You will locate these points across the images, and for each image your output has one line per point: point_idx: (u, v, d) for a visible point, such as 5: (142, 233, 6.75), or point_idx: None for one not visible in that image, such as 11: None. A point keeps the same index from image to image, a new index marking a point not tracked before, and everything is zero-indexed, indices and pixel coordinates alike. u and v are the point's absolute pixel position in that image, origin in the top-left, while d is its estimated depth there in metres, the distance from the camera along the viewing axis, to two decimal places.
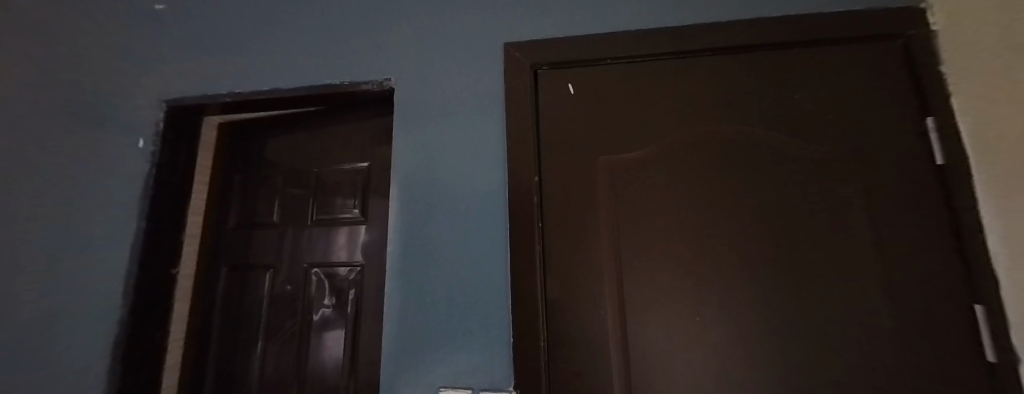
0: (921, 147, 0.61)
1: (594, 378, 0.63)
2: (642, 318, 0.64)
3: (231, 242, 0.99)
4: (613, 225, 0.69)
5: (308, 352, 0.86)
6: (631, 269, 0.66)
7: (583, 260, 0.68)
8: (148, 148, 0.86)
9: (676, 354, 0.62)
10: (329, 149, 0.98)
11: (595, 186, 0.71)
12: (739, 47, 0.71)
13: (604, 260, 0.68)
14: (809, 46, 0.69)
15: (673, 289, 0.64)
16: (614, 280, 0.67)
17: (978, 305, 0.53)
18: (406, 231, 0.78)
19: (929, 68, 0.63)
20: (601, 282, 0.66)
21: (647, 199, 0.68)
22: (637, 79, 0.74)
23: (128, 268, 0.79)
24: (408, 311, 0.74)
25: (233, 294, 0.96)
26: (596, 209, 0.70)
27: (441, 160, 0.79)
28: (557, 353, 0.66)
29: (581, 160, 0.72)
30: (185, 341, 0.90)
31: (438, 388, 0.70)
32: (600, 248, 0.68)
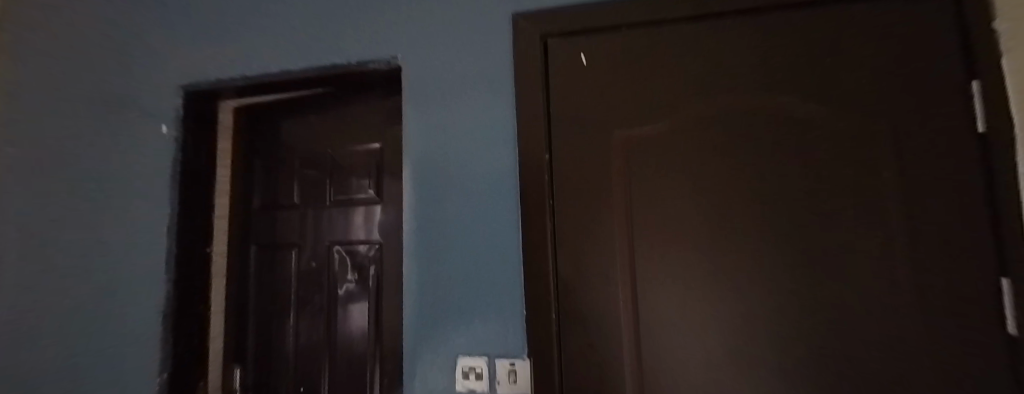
0: (963, 114, 0.56)
1: (604, 347, 0.66)
2: (651, 292, 0.66)
3: (258, 223, 1.03)
4: (625, 202, 0.69)
5: (336, 323, 0.92)
6: (642, 245, 0.67)
7: (594, 237, 0.69)
8: (171, 133, 0.89)
9: (684, 327, 0.63)
10: (342, 130, 0.99)
11: (607, 163, 0.70)
12: (764, 10, 0.66)
13: (615, 236, 0.68)
14: (844, 4, 0.64)
15: (683, 264, 0.65)
16: (624, 255, 0.67)
17: (1005, 278, 0.52)
18: (420, 210, 0.80)
19: (982, 24, 0.57)
20: (612, 258, 0.67)
21: (660, 174, 0.67)
22: (654, 47, 0.70)
23: (168, 248, 0.85)
24: (425, 287, 0.78)
25: (264, 272, 1.01)
26: (608, 186, 0.69)
27: (451, 139, 0.79)
28: (569, 325, 0.68)
29: (593, 136, 0.71)
30: (225, 313, 0.99)
31: (457, 356, 0.74)
32: (612, 224, 0.68)
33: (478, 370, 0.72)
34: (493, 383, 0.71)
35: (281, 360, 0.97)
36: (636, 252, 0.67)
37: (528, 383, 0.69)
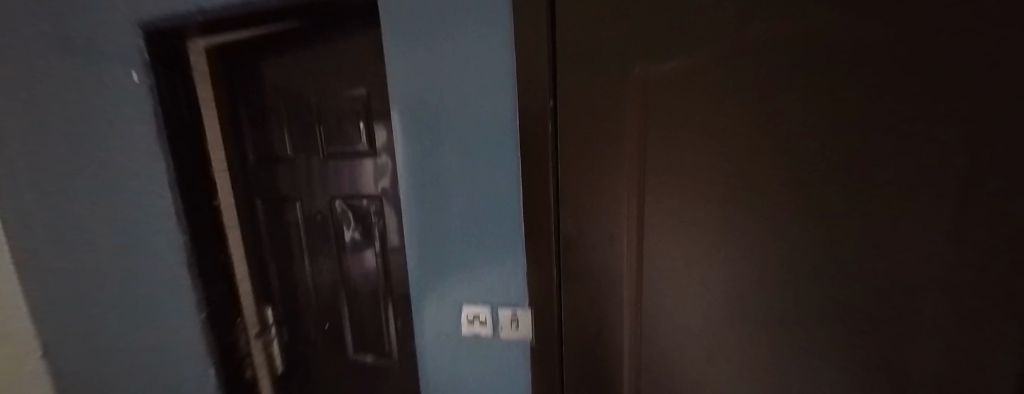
0: None
1: (604, 299, 0.68)
2: (656, 254, 0.64)
3: (257, 176, 1.01)
4: (636, 160, 0.61)
5: (348, 271, 0.97)
6: (650, 207, 0.62)
7: (600, 195, 0.64)
8: (143, 79, 0.87)
9: (687, 288, 0.63)
10: (323, 73, 0.89)
11: (618, 113, 0.60)
12: None
13: (622, 197, 0.63)
14: None
15: (696, 229, 0.60)
16: (630, 217, 0.63)
17: None
18: (415, 165, 0.75)
19: None
20: (617, 219, 0.64)
21: (683, 128, 0.56)
22: None
23: (173, 195, 0.92)
24: (427, 242, 0.78)
25: (274, 223, 1.02)
26: (617, 140, 0.61)
27: (441, 85, 0.70)
28: (570, 280, 0.69)
29: (603, 78, 0.59)
30: (248, 262, 1.04)
31: (461, 305, 0.78)
32: (619, 183, 0.62)
33: (481, 317, 0.76)
34: (496, 328, 0.76)
35: (307, 302, 1.04)
36: (643, 214, 0.62)
37: (528, 330, 0.73)
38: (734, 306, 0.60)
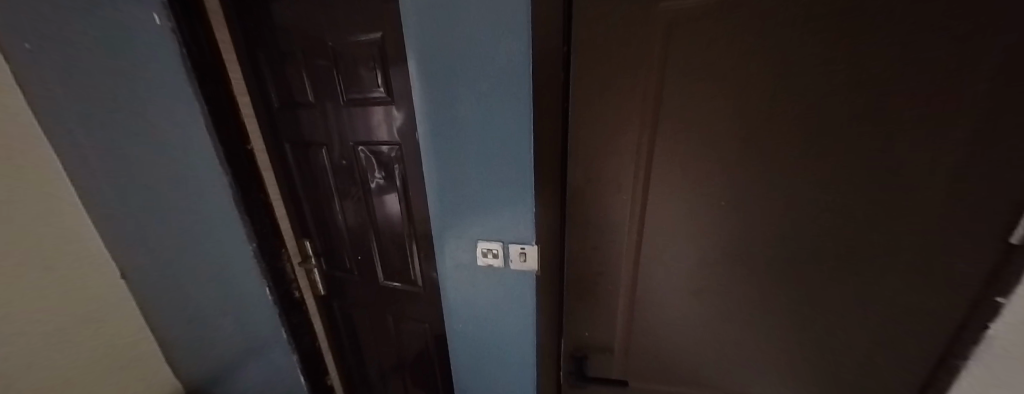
0: None
1: (608, 241, 0.76)
2: (658, 202, 0.70)
3: (284, 120, 1.07)
4: (647, 114, 0.65)
5: (374, 210, 1.07)
6: (656, 157, 0.67)
7: (610, 145, 0.68)
8: (167, 24, 0.84)
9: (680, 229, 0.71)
10: (336, 16, 0.88)
11: (637, 65, 0.62)
12: None
13: (629, 150, 0.68)
14: None
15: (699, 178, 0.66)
16: (635, 167, 0.69)
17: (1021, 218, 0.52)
18: (432, 113, 0.79)
19: None
20: (622, 168, 0.69)
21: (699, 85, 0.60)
22: None
23: (214, 145, 0.95)
24: (445, 186, 0.85)
25: (303, 166, 1.12)
26: (629, 94, 0.64)
27: (457, 31, 0.71)
28: (575, 223, 0.76)
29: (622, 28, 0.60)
30: (285, 198, 1.17)
31: (477, 241, 0.87)
32: (625, 135, 0.67)
33: (495, 251, 0.86)
34: (508, 260, 0.86)
35: (339, 238, 1.17)
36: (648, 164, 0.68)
37: (537, 263, 0.83)
38: (728, 246, 0.70)
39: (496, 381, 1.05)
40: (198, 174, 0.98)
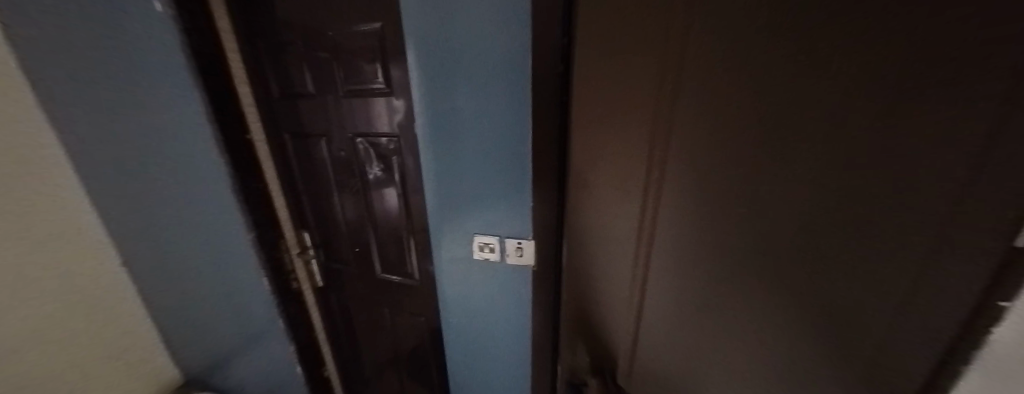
0: None
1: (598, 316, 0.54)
2: (693, 289, 0.43)
3: (283, 111, 1.07)
4: (683, 155, 0.39)
5: (371, 203, 1.06)
6: (694, 223, 0.41)
7: (601, 190, 0.46)
8: (169, 12, 0.84)
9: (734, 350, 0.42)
10: (336, 6, 0.88)
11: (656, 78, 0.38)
12: None
13: (650, 209, 0.44)
14: None
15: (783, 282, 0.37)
16: (656, 229, 0.44)
17: None
18: (430, 105, 0.79)
19: None
20: (636, 224, 0.45)
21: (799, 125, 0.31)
22: None
23: (214, 134, 0.96)
24: (443, 178, 0.84)
25: (302, 157, 1.12)
26: (653, 129, 0.40)
27: (456, 22, 0.70)
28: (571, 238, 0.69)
29: (639, 11, 0.37)
30: (284, 190, 1.16)
31: (473, 234, 0.87)
32: (640, 184, 0.43)
33: (491, 245, 0.85)
34: (503, 255, 0.86)
35: (336, 229, 1.17)
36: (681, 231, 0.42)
37: (533, 258, 0.83)
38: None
39: (490, 376, 1.05)
40: (202, 167, 1.00)
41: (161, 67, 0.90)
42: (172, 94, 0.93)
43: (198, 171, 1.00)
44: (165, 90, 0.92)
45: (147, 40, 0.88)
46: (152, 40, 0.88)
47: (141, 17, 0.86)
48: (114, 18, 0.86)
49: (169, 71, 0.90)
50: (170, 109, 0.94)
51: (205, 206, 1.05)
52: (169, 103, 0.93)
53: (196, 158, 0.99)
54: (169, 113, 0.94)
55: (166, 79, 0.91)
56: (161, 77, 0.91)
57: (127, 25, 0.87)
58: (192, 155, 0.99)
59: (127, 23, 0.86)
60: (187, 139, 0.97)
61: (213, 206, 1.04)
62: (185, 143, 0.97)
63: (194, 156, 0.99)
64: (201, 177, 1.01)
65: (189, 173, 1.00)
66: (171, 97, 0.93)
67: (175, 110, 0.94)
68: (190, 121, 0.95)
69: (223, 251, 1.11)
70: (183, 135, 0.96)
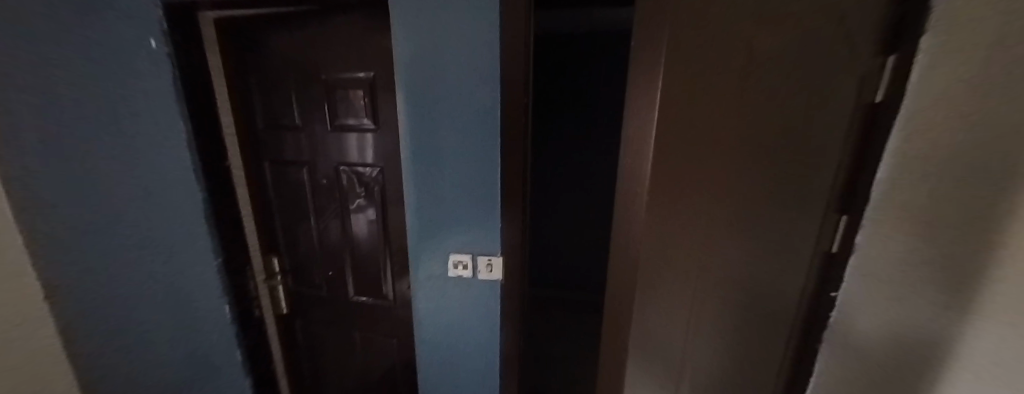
0: None
1: None
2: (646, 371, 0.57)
3: (265, 141, 1.14)
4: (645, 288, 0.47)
5: (348, 226, 1.14)
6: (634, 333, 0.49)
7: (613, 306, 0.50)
8: (164, 51, 0.91)
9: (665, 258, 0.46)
10: (329, 55, 1.01)
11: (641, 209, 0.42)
12: None
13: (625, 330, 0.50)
14: None
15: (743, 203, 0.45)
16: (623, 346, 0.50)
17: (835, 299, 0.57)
18: (414, 144, 0.92)
19: None
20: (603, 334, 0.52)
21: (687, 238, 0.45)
22: None
23: (192, 162, 1.00)
24: (423, 205, 0.96)
25: (279, 184, 1.17)
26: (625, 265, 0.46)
27: (438, 75, 0.86)
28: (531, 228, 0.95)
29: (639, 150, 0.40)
30: (256, 216, 1.19)
31: (449, 254, 0.98)
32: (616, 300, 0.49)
33: (465, 262, 0.97)
34: (475, 271, 0.98)
35: (307, 253, 1.21)
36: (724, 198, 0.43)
37: (501, 272, 0.96)
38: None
39: (461, 388, 1.12)
40: (177, 200, 1.02)
41: (148, 109, 0.95)
42: (156, 135, 0.97)
43: (173, 204, 1.02)
44: (150, 133, 0.96)
45: (138, 86, 0.93)
46: (141, 85, 0.93)
47: (133, 66, 0.92)
48: (113, 72, 0.91)
49: (156, 109, 0.95)
50: (152, 152, 0.97)
51: (175, 246, 1.05)
52: (152, 144, 0.97)
53: (172, 193, 1.01)
54: (151, 156, 0.97)
55: (150, 121, 0.95)
56: (148, 121, 0.95)
57: (120, 75, 0.91)
58: (167, 194, 1.01)
59: (121, 74, 0.91)
60: (165, 176, 1.00)
61: (185, 242, 1.05)
62: (162, 182, 1.00)
63: (171, 188, 1.01)
64: (175, 214, 1.03)
65: (161, 212, 1.01)
66: (156, 138, 0.97)
67: (156, 150, 0.97)
68: (170, 155, 0.98)
69: (184, 291, 1.08)
70: (163, 174, 0.99)
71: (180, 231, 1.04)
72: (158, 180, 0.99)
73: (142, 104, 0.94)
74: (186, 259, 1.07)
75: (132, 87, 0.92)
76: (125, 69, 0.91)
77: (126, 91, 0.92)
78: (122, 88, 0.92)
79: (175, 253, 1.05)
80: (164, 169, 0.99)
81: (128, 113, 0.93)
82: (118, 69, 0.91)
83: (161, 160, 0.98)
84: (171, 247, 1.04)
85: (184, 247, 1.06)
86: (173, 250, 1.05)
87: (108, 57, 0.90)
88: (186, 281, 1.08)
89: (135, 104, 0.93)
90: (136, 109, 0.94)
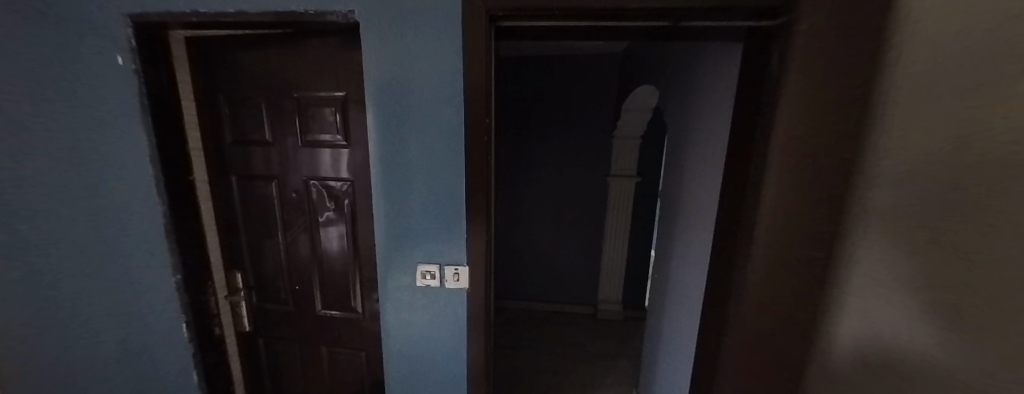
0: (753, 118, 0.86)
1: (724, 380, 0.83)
2: None
3: (232, 156, 1.14)
4: None
5: (317, 239, 1.15)
6: None
7: None
8: (130, 66, 0.95)
9: None
10: (301, 74, 1.06)
11: None
12: (663, 14, 0.86)
13: None
14: (703, 18, 0.86)
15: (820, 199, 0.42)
16: None
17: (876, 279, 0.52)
18: (384, 159, 0.97)
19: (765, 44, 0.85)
20: None
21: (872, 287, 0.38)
22: (565, 16, 0.87)
23: (155, 173, 1.01)
24: (392, 216, 1.01)
25: (246, 198, 1.16)
26: None
27: (407, 96, 0.93)
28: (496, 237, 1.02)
29: None
30: (219, 231, 1.18)
31: (417, 263, 1.02)
32: None
33: (432, 272, 1.01)
34: (443, 281, 1.02)
35: (273, 267, 1.20)
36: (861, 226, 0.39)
37: (467, 281, 1.01)
38: None
39: None
40: (133, 209, 1.03)
41: (111, 121, 0.98)
42: (115, 146, 1.00)
43: (132, 213, 1.04)
44: (111, 144, 0.99)
45: (100, 99, 0.97)
46: (104, 98, 0.97)
47: (98, 80, 0.96)
48: (78, 84, 0.95)
49: (119, 122, 0.98)
50: (110, 161, 1.00)
51: (131, 253, 1.06)
52: (111, 155, 1.00)
53: (130, 203, 1.03)
54: (109, 164, 1.00)
55: (111, 132, 0.98)
56: (109, 133, 0.98)
57: (85, 88, 0.96)
58: (124, 202, 1.03)
59: (86, 87, 0.96)
60: (122, 186, 1.02)
61: (141, 251, 1.06)
62: (118, 191, 1.02)
63: (130, 198, 1.03)
64: (130, 223, 1.04)
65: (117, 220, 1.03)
66: (115, 149, 1.00)
67: (116, 159, 1.00)
68: (130, 166, 1.01)
69: (140, 297, 1.09)
70: (118, 183, 1.01)
71: (135, 240, 1.05)
72: (118, 189, 1.02)
73: (103, 116, 0.97)
74: (140, 267, 1.07)
75: (94, 100, 0.97)
76: (89, 82, 0.96)
77: (88, 104, 0.96)
78: (86, 100, 0.96)
79: (130, 261, 1.07)
80: (121, 179, 1.01)
81: (92, 124, 0.97)
82: (82, 83, 0.95)
83: (121, 170, 1.01)
84: (127, 254, 1.06)
85: (140, 256, 1.07)
86: (130, 258, 1.06)
87: (76, 70, 0.95)
88: (140, 289, 1.09)
89: (98, 115, 0.97)
90: (99, 120, 0.97)
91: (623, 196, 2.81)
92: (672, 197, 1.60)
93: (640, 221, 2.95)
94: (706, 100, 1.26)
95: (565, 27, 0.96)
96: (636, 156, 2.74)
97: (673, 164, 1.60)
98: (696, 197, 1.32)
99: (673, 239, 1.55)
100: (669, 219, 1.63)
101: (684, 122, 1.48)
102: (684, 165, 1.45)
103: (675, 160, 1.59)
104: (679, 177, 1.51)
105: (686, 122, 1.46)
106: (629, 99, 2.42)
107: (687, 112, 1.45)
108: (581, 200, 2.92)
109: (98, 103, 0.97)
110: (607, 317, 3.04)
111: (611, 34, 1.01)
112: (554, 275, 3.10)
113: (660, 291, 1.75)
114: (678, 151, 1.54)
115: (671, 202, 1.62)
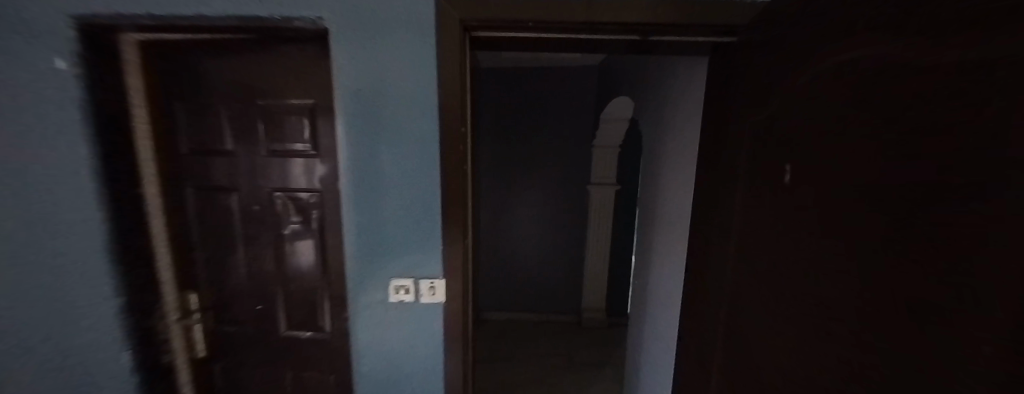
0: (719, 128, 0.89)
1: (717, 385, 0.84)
2: None
3: (188, 167, 1.06)
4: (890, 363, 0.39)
5: (284, 253, 1.08)
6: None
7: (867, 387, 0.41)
8: (72, 71, 0.88)
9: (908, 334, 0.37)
10: (267, 81, 1.01)
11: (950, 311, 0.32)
12: (634, 27, 0.88)
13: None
14: (671, 32, 0.89)
15: (908, 200, 0.35)
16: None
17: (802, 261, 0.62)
18: (355, 169, 0.93)
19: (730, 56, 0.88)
20: None
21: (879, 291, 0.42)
22: (538, 27, 0.88)
23: (97, 187, 0.93)
24: (364, 228, 0.96)
25: (204, 212, 1.08)
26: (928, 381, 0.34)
27: (380, 102, 0.91)
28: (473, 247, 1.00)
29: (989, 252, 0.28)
30: (171, 250, 1.08)
31: (391, 278, 0.98)
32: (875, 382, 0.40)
33: (407, 286, 0.97)
34: (418, 295, 0.98)
35: (233, 286, 1.11)
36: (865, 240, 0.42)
37: (444, 294, 0.97)
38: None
39: None
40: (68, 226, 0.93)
41: (49, 129, 0.90)
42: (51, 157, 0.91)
43: (67, 232, 0.94)
44: (46, 154, 0.91)
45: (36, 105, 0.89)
46: (41, 104, 0.89)
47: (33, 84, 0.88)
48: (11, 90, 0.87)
49: (57, 130, 0.90)
50: (46, 173, 0.91)
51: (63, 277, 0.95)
52: (46, 166, 0.91)
53: (65, 220, 0.93)
54: (45, 176, 0.91)
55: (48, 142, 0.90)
56: (45, 143, 0.90)
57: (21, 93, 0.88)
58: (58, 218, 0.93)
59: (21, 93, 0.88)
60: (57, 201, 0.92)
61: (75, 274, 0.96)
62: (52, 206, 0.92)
63: (65, 215, 0.93)
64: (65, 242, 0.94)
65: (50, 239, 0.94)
66: (51, 160, 0.91)
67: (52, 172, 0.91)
68: (67, 179, 0.92)
69: (73, 325, 0.98)
70: (53, 197, 0.92)
71: (71, 260, 0.96)
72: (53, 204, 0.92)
73: (39, 124, 0.90)
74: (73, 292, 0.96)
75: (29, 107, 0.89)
76: (23, 88, 0.88)
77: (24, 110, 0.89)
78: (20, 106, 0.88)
79: (63, 285, 0.96)
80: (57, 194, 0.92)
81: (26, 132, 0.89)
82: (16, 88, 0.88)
83: (56, 184, 0.92)
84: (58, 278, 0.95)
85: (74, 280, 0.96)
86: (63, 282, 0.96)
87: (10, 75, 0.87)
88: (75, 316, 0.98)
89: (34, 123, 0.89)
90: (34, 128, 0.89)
91: (603, 204, 2.85)
92: (649, 207, 1.63)
93: (620, 228, 2.99)
94: (678, 111, 1.30)
95: (541, 39, 0.97)
96: (615, 164, 2.80)
97: (649, 173, 1.64)
98: (672, 205, 1.34)
99: (652, 246, 1.57)
100: (647, 227, 1.65)
101: (658, 132, 1.52)
102: (660, 173, 1.48)
103: (650, 169, 1.62)
104: (656, 185, 1.54)
105: (659, 130, 1.50)
106: (607, 109, 2.48)
107: (661, 122, 1.49)
108: (562, 208, 2.94)
109: (33, 110, 0.89)
110: (591, 325, 3.03)
111: (586, 47, 1.03)
112: (537, 285, 3.07)
113: (641, 299, 1.75)
114: (654, 162, 1.58)
115: (648, 210, 1.64)
